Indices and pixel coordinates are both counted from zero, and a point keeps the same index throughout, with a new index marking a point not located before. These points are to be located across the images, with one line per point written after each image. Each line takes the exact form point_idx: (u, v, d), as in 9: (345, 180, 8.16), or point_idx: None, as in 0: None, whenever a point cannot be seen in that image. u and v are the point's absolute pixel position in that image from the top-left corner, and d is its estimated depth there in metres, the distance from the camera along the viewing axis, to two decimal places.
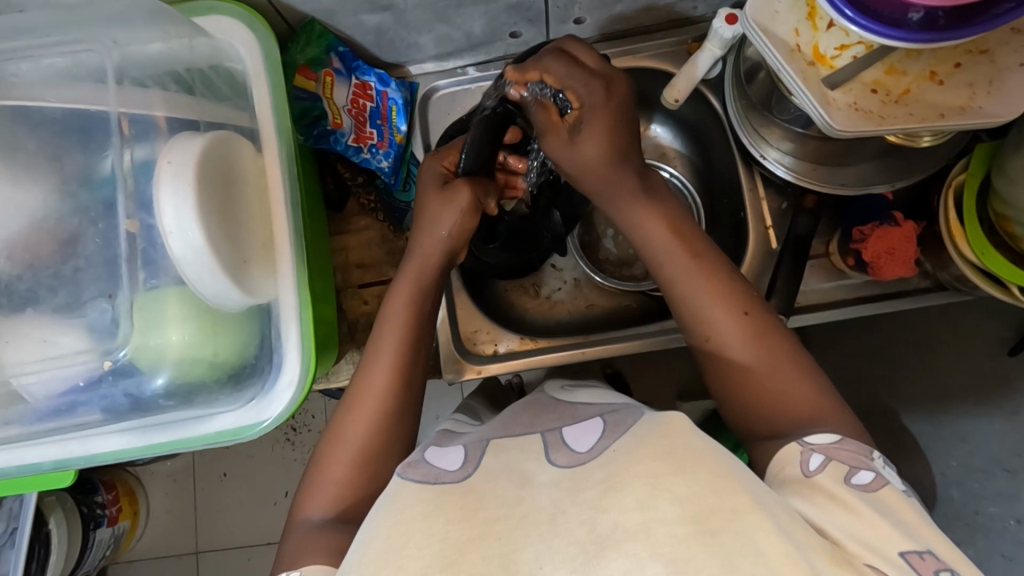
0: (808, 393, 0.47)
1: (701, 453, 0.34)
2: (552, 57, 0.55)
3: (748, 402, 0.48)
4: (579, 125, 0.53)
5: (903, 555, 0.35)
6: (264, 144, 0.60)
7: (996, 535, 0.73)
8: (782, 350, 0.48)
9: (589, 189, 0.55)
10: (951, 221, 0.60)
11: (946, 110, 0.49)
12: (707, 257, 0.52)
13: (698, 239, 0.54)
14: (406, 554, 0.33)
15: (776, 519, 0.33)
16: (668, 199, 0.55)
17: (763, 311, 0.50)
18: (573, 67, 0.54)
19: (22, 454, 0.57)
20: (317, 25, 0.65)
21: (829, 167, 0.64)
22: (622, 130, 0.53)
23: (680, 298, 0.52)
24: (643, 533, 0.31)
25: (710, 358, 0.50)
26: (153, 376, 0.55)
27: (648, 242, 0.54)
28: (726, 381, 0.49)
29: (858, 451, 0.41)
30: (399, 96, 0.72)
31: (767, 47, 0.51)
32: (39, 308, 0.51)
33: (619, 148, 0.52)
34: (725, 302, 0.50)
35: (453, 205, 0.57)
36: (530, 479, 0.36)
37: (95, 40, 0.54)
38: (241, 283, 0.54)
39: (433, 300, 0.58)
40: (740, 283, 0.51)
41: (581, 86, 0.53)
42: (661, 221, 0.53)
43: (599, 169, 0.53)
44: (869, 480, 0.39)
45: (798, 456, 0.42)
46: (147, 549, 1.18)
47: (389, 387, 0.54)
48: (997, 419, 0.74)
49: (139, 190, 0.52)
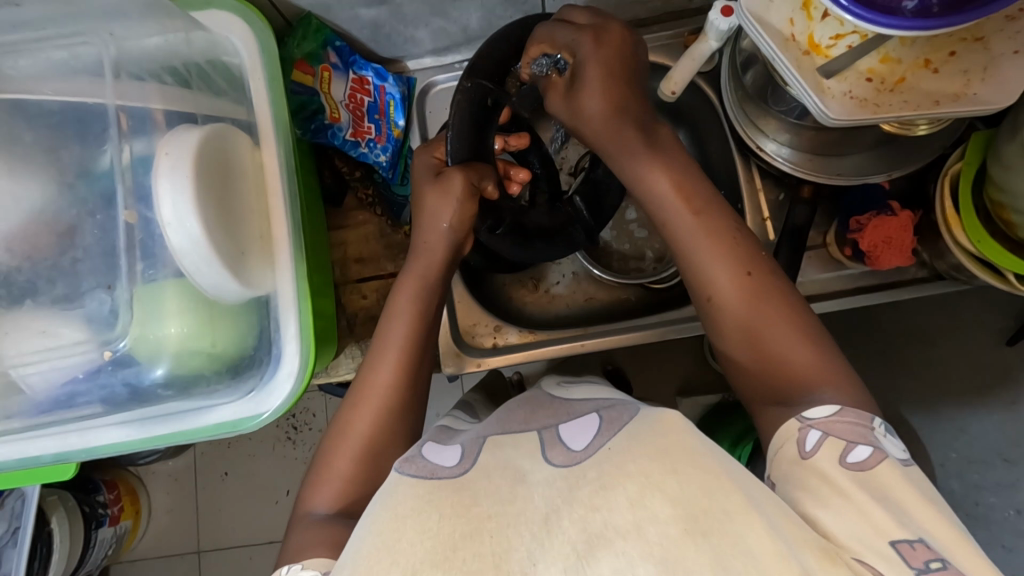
0: (813, 355, 0.47)
1: (695, 451, 0.35)
2: (554, 25, 0.56)
3: (748, 359, 0.49)
4: (580, 83, 0.54)
5: (892, 543, 0.35)
6: (261, 138, 0.61)
7: (997, 526, 0.76)
8: (783, 311, 0.48)
9: (597, 145, 0.56)
10: (946, 208, 0.60)
11: (941, 98, 0.50)
12: (710, 216, 0.51)
13: (703, 195, 0.52)
14: (401, 548, 0.33)
15: (768, 519, 0.33)
16: (677, 157, 0.54)
17: (768, 272, 0.50)
18: (565, 27, 0.55)
19: (21, 446, 0.57)
20: (314, 20, 0.65)
21: (825, 158, 0.64)
22: (623, 81, 0.54)
23: (685, 257, 0.51)
24: (635, 532, 0.31)
25: (713, 317, 0.50)
26: (152, 367, 0.55)
27: (655, 203, 0.53)
28: (728, 340, 0.50)
29: (858, 423, 0.41)
30: (397, 91, 0.72)
31: (761, 36, 0.51)
32: (38, 300, 0.52)
33: (620, 100, 0.53)
34: (727, 261, 0.50)
35: (455, 196, 0.55)
36: (524, 476, 0.36)
37: (92, 33, 0.54)
38: (240, 275, 0.54)
39: (438, 300, 0.58)
40: (746, 240, 0.51)
41: (572, 41, 0.54)
42: (668, 186, 0.52)
43: (603, 123, 0.54)
44: (865, 458, 0.39)
45: (796, 433, 0.42)
46: (149, 548, 1.19)
47: (393, 382, 0.54)
48: (995, 411, 0.77)
49: (137, 182, 0.52)
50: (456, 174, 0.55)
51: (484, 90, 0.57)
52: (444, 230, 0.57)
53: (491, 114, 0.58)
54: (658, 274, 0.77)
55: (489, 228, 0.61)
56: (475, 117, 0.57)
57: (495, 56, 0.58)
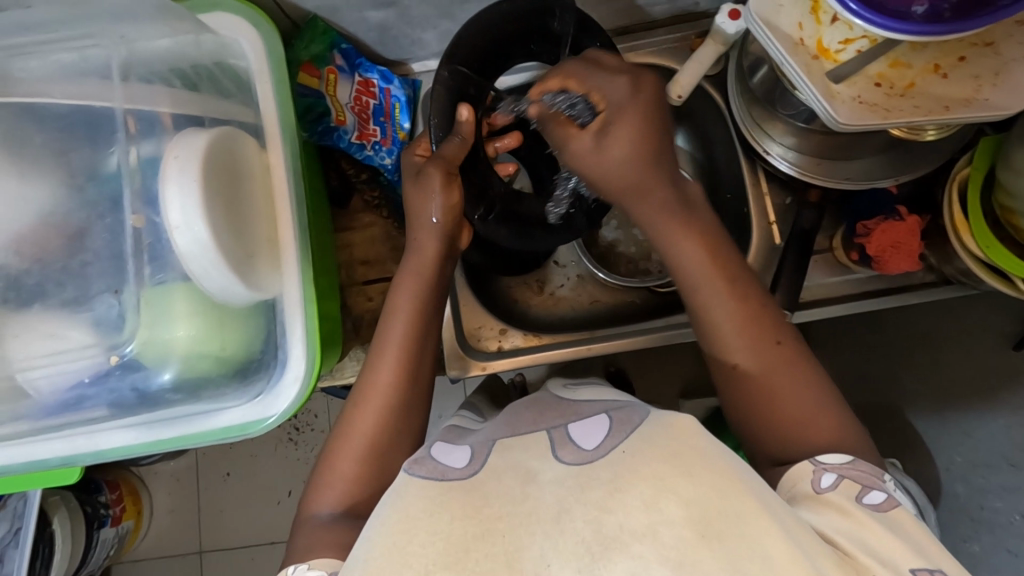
0: (836, 424, 0.47)
1: (709, 460, 0.34)
2: (578, 65, 0.52)
3: (768, 426, 0.48)
4: (609, 128, 0.49)
5: (912, 570, 0.35)
6: (268, 140, 0.61)
7: (1000, 530, 0.72)
8: (805, 380, 0.48)
9: (614, 194, 0.51)
10: (955, 212, 0.60)
11: (951, 103, 0.49)
12: (737, 277, 0.50)
13: (730, 255, 0.51)
14: (412, 550, 0.33)
15: (782, 522, 0.33)
16: (701, 213, 0.52)
17: (792, 341, 0.49)
18: (596, 71, 0.51)
19: (31, 449, 0.58)
20: (320, 21, 0.65)
21: (834, 161, 0.64)
22: (658, 131, 0.49)
23: (711, 322, 0.50)
24: (651, 535, 0.31)
25: (736, 384, 0.49)
26: (159, 370, 0.55)
27: (678, 263, 0.51)
28: (748, 405, 0.49)
29: (869, 472, 0.41)
30: (402, 94, 0.72)
31: (770, 40, 0.50)
32: (46, 303, 0.51)
33: (650, 151, 0.49)
34: (757, 331, 0.49)
35: (437, 184, 0.56)
36: (534, 476, 0.36)
37: (102, 35, 0.54)
38: (247, 278, 0.54)
39: (440, 293, 0.58)
40: (771, 307, 0.50)
41: (607, 84, 0.50)
42: (696, 244, 0.50)
43: (628, 173, 0.49)
44: (880, 501, 0.39)
45: (809, 474, 0.42)
46: (151, 548, 1.19)
47: (394, 383, 0.54)
48: (1003, 415, 0.73)
49: (145, 186, 0.52)
50: (436, 168, 0.56)
51: (463, 76, 0.58)
52: (433, 225, 0.57)
53: (477, 100, 0.59)
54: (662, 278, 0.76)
55: (481, 214, 0.60)
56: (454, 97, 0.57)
57: (474, 42, 0.58)
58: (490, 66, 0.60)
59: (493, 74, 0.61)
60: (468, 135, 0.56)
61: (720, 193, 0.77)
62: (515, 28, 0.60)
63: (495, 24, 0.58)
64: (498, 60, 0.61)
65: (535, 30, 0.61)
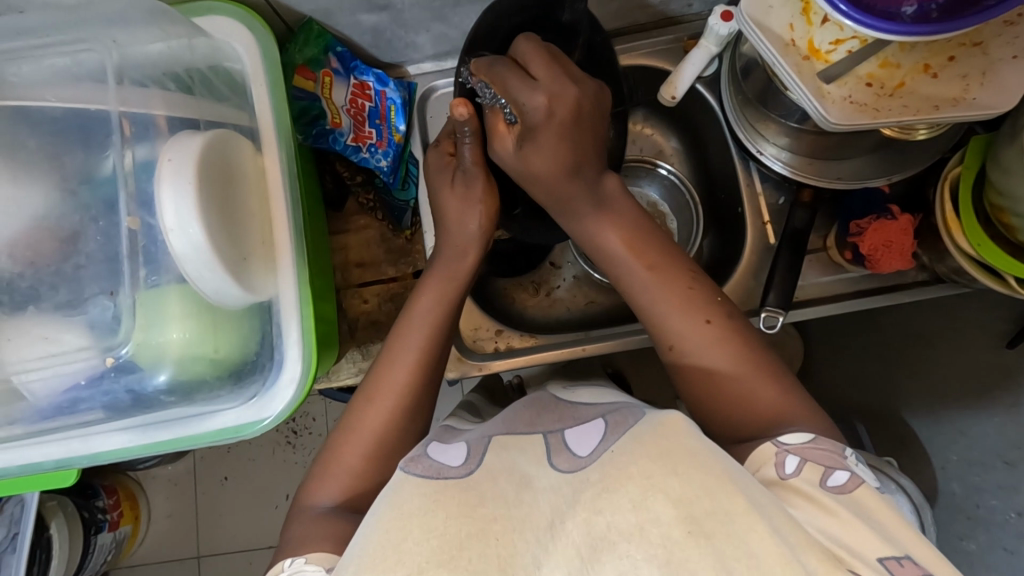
0: (775, 394, 0.47)
1: (699, 455, 0.35)
2: (503, 66, 0.52)
3: (710, 401, 0.49)
4: (527, 142, 0.53)
5: (881, 560, 0.35)
6: (264, 144, 0.61)
7: (996, 528, 0.71)
8: (742, 352, 0.49)
9: (545, 200, 0.56)
10: (947, 211, 0.60)
11: (940, 103, 0.49)
12: (667, 267, 0.52)
13: (654, 243, 0.54)
14: (406, 548, 0.33)
15: (769, 520, 0.33)
16: (623, 208, 0.55)
17: (725, 317, 0.50)
18: (521, 78, 0.51)
19: (22, 452, 0.57)
20: (315, 25, 0.65)
21: (826, 161, 0.65)
22: (579, 146, 0.52)
23: (644, 308, 0.52)
24: (639, 535, 0.32)
25: (675, 365, 0.51)
26: (154, 373, 0.55)
27: (604, 254, 0.55)
28: (691, 386, 0.50)
29: (832, 450, 0.41)
30: (397, 96, 0.71)
31: (761, 41, 0.51)
32: (40, 306, 0.51)
33: (572, 162, 0.53)
34: (686, 312, 0.50)
35: (479, 196, 0.58)
36: (529, 481, 0.37)
37: (95, 40, 0.54)
38: (242, 280, 0.54)
39: (463, 301, 0.59)
40: (702, 287, 0.52)
41: (523, 100, 0.51)
42: (617, 234, 0.54)
43: (557, 181, 0.53)
44: (845, 482, 0.39)
45: (773, 457, 0.42)
46: (148, 554, 1.18)
47: (410, 383, 0.54)
48: (999, 411, 0.72)
49: (140, 188, 0.52)
50: (476, 170, 0.58)
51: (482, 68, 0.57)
52: (471, 231, 0.59)
53: None
54: None
55: (505, 213, 0.64)
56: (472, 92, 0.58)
57: (491, 30, 0.57)
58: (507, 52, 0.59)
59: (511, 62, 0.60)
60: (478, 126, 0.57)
61: (715, 193, 0.78)
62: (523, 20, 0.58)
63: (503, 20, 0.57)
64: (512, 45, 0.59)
65: (544, 20, 0.58)
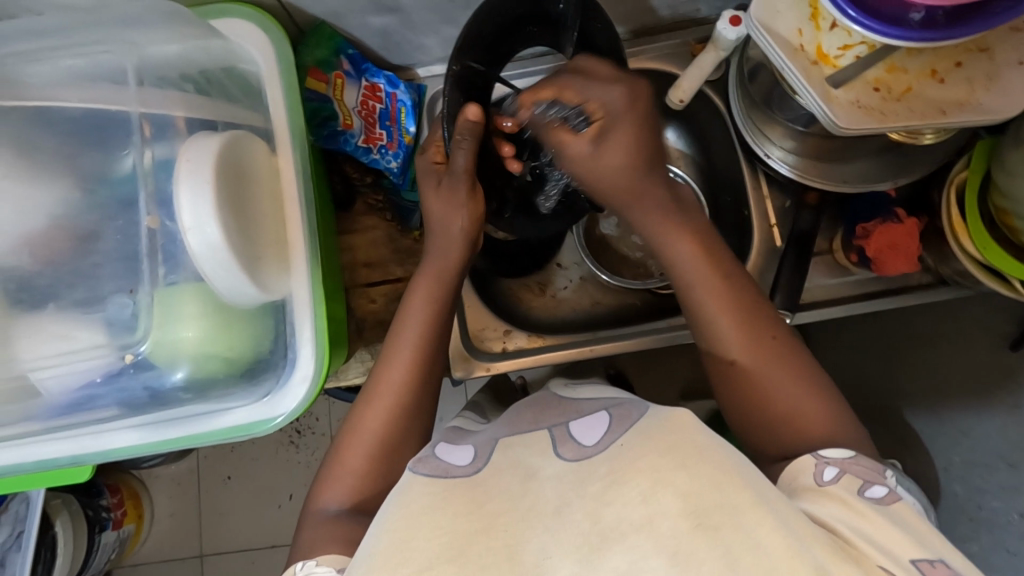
0: (829, 415, 0.48)
1: (704, 448, 0.35)
2: (569, 74, 0.50)
3: (762, 419, 0.49)
4: (608, 134, 0.49)
5: (915, 561, 0.36)
6: (277, 144, 0.62)
7: (999, 529, 0.72)
8: (800, 370, 0.49)
9: (608, 199, 0.53)
10: (953, 215, 0.61)
11: (947, 107, 0.50)
12: (736, 280, 0.51)
13: (718, 248, 0.53)
14: (413, 546, 0.34)
15: (778, 515, 0.33)
16: (693, 211, 0.54)
17: (787, 336, 0.51)
18: (589, 79, 0.49)
19: (37, 449, 0.58)
20: (327, 27, 0.66)
21: (831, 165, 0.65)
22: (653, 139, 0.50)
23: (708, 321, 0.51)
24: (648, 527, 0.32)
25: (730, 380, 0.50)
26: (171, 370, 0.56)
27: (675, 262, 0.52)
28: (744, 402, 0.50)
29: (871, 467, 0.42)
30: (407, 98, 0.73)
31: (770, 46, 0.51)
32: (59, 303, 0.52)
33: (645, 158, 0.50)
34: (751, 328, 0.50)
35: (464, 198, 0.57)
36: (534, 473, 0.37)
37: (112, 42, 0.55)
38: (256, 279, 0.55)
39: (452, 300, 0.59)
40: (766, 304, 0.52)
41: (599, 92, 0.49)
42: (689, 241, 0.52)
43: (626, 179, 0.51)
44: (882, 495, 0.40)
45: (813, 467, 0.43)
46: (152, 553, 1.19)
47: (406, 383, 0.55)
48: (999, 413, 0.73)
49: (158, 188, 0.53)
50: (460, 180, 0.56)
51: (472, 70, 0.55)
52: (456, 231, 0.58)
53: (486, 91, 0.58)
54: (664, 279, 0.77)
55: (496, 212, 0.62)
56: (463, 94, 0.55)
57: (479, 33, 0.55)
58: (496, 51, 0.58)
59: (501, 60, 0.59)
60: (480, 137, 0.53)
61: (719, 196, 0.79)
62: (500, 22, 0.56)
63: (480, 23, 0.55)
64: (503, 42, 0.58)
65: (535, 13, 0.58)
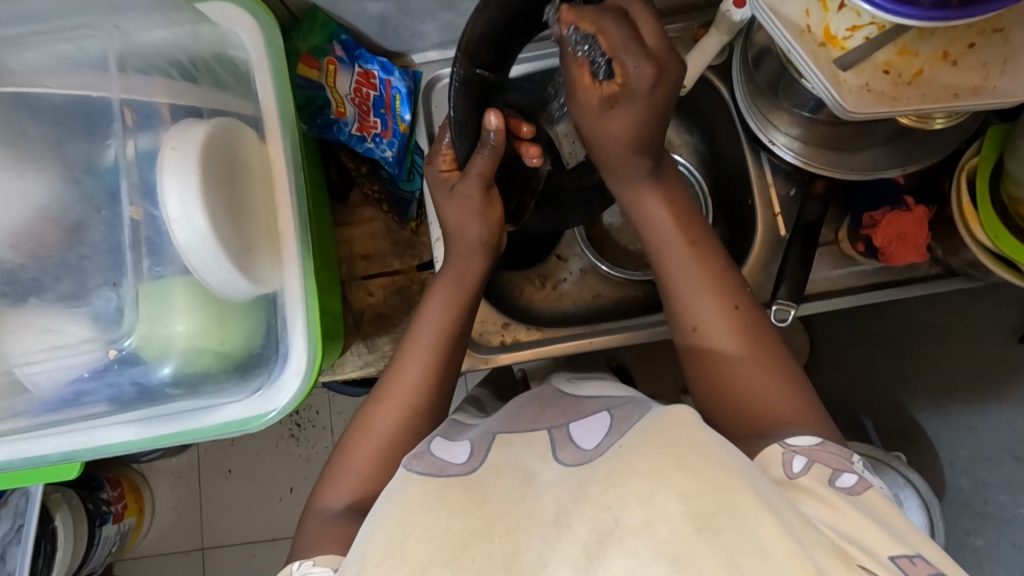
0: (791, 394, 0.46)
1: (710, 450, 0.34)
2: (614, 17, 0.46)
3: (721, 394, 0.47)
4: (619, 103, 0.47)
5: (894, 558, 0.34)
6: (267, 133, 0.58)
7: (1006, 524, 0.72)
8: (760, 342, 0.48)
9: (598, 159, 0.52)
10: (963, 203, 0.59)
11: (960, 91, 0.49)
12: (707, 253, 0.51)
13: (696, 223, 0.52)
14: (409, 545, 0.33)
15: (783, 520, 0.32)
16: (676, 185, 0.53)
17: (750, 305, 0.50)
18: (627, 36, 0.45)
19: (26, 445, 0.56)
20: (319, 13, 0.65)
21: (839, 153, 0.63)
22: (657, 122, 0.48)
23: (672, 287, 0.50)
24: (646, 530, 0.31)
25: (693, 348, 0.49)
26: (158, 365, 0.55)
27: (649, 228, 0.52)
28: (703, 374, 0.48)
29: (840, 455, 0.40)
30: (403, 85, 0.69)
31: (777, 29, 0.50)
32: (43, 297, 0.52)
33: (641, 138, 0.48)
34: (716, 295, 0.49)
35: (480, 206, 0.54)
36: (533, 478, 0.36)
37: (97, 26, 0.54)
38: (246, 271, 0.53)
39: (471, 308, 0.57)
40: (731, 274, 0.50)
41: (633, 63, 0.45)
42: (664, 210, 0.51)
43: (614, 147, 0.49)
44: (853, 484, 0.38)
45: (780, 457, 0.41)
46: (153, 545, 1.18)
47: (421, 385, 0.53)
48: (1006, 408, 0.73)
49: (143, 178, 0.52)
50: (472, 187, 0.54)
51: (484, 77, 0.51)
52: (473, 228, 0.55)
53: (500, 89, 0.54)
54: None
55: (514, 215, 0.64)
56: (476, 102, 0.52)
57: (495, 35, 0.50)
58: (507, 46, 0.52)
59: (517, 47, 0.53)
60: (501, 146, 0.52)
61: (724, 185, 0.77)
62: (514, 26, 0.51)
63: (489, 27, 0.49)
64: (514, 37, 0.52)
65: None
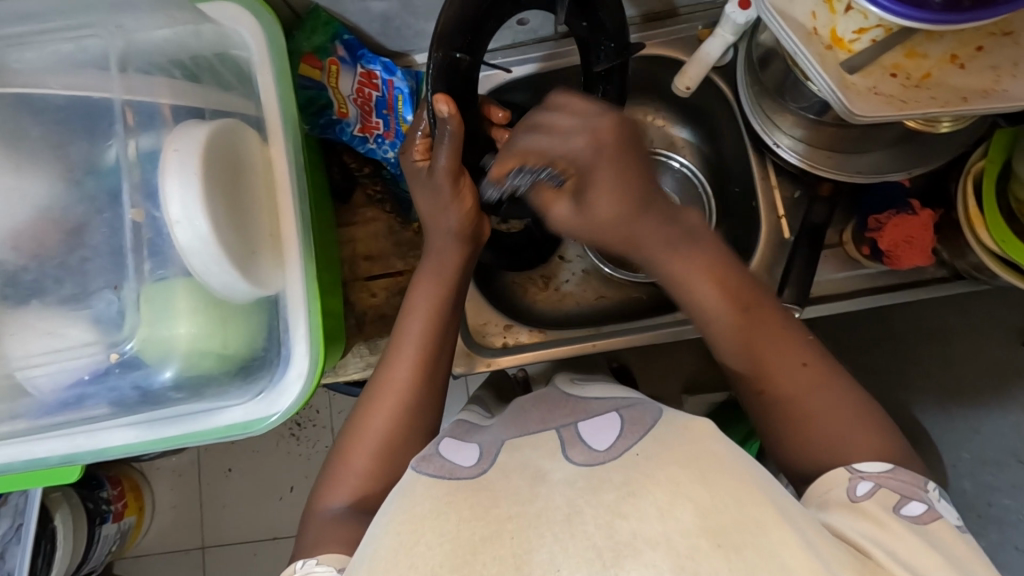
0: (871, 437, 0.46)
1: (728, 468, 0.34)
2: (527, 135, 0.49)
3: (800, 442, 0.47)
4: (589, 187, 0.47)
5: None
6: (268, 134, 0.58)
7: (1010, 527, 0.71)
8: (833, 393, 0.48)
9: (612, 243, 0.50)
10: (970, 207, 0.59)
11: (970, 94, 0.48)
12: (759, 311, 0.49)
13: (741, 279, 0.50)
14: (417, 551, 0.33)
15: (803, 534, 0.32)
16: (707, 240, 0.51)
17: (819, 359, 0.49)
18: (551, 135, 0.48)
19: (27, 447, 0.56)
20: (323, 13, 0.65)
21: (845, 155, 0.63)
22: (638, 177, 0.47)
23: (729, 347, 0.50)
24: (665, 543, 0.30)
25: (762, 405, 0.49)
26: (160, 368, 0.54)
27: (691, 298, 0.50)
28: (774, 427, 0.49)
29: (912, 482, 0.42)
30: (405, 85, 0.70)
31: (783, 30, 0.49)
32: (44, 300, 0.52)
33: (633, 199, 0.48)
34: (781, 353, 0.49)
35: (451, 194, 0.53)
36: (544, 475, 0.35)
37: (101, 26, 0.54)
38: (250, 275, 0.53)
39: (456, 303, 0.56)
40: (795, 328, 0.50)
41: (570, 148, 0.47)
42: (701, 272, 0.49)
43: (619, 222, 0.48)
44: (920, 513, 0.40)
45: (846, 481, 0.43)
46: (154, 544, 1.18)
47: (411, 381, 0.53)
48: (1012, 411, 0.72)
49: (145, 179, 0.52)
50: (442, 177, 0.52)
51: (457, 65, 0.53)
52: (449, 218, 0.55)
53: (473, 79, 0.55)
54: None
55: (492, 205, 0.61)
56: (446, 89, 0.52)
57: (461, 22, 0.52)
58: (476, 34, 0.54)
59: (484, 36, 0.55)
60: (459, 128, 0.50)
61: (728, 186, 0.77)
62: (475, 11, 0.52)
63: (457, 13, 0.51)
64: (482, 26, 0.54)
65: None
